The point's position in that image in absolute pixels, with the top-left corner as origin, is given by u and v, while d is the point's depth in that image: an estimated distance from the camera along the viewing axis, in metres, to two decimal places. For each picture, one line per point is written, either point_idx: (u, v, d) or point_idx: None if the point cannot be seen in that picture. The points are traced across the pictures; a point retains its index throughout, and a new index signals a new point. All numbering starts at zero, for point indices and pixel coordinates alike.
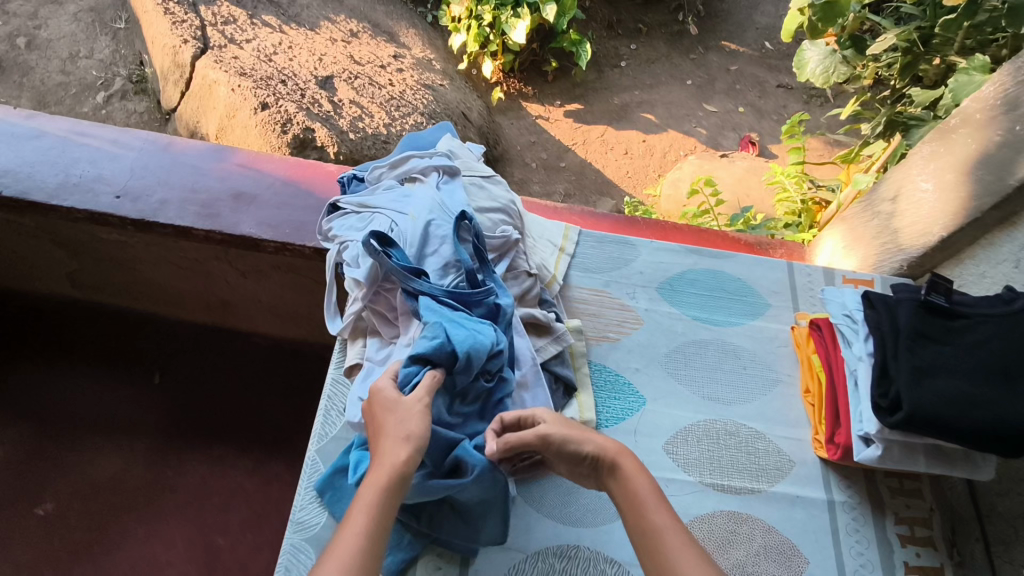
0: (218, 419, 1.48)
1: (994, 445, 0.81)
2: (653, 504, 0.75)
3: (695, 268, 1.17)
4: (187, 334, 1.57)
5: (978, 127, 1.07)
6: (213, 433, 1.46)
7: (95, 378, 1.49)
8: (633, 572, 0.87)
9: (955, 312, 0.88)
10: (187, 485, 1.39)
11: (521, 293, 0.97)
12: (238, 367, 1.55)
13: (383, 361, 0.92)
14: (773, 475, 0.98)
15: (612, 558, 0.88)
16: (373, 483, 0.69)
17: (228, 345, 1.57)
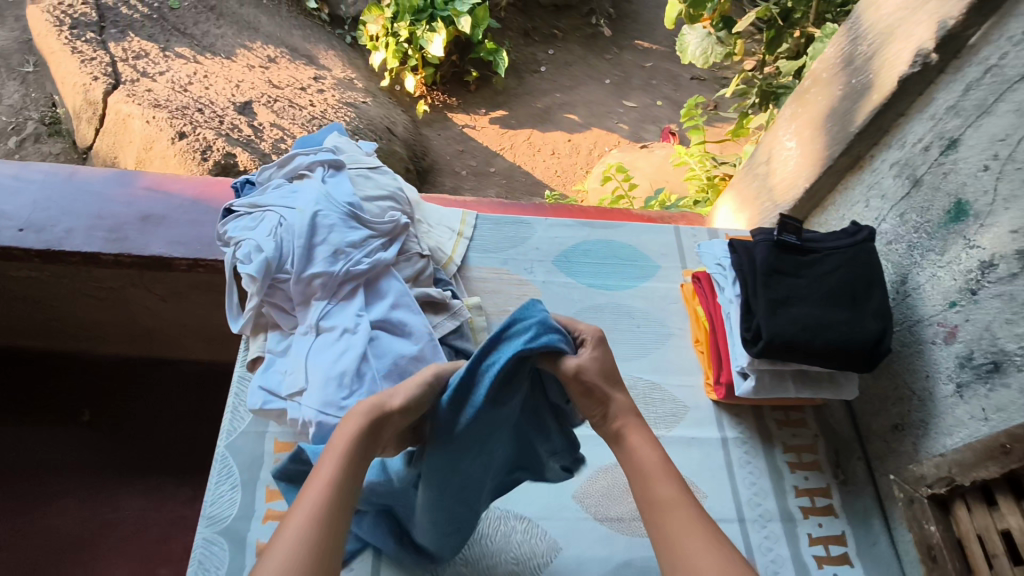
0: (150, 447, 1.45)
1: (846, 361, 0.90)
2: (662, 473, 0.71)
3: (589, 240, 1.25)
4: (113, 368, 1.53)
5: (825, 84, 1.16)
6: (145, 463, 1.42)
7: (14, 423, 1.42)
8: (540, 526, 0.93)
9: (807, 248, 0.96)
10: (122, 520, 1.34)
11: (414, 274, 1.03)
12: (169, 395, 1.52)
13: (284, 352, 0.95)
14: (670, 421, 1.05)
15: (521, 515, 0.94)
16: (345, 435, 0.67)
17: (156, 375, 1.54)
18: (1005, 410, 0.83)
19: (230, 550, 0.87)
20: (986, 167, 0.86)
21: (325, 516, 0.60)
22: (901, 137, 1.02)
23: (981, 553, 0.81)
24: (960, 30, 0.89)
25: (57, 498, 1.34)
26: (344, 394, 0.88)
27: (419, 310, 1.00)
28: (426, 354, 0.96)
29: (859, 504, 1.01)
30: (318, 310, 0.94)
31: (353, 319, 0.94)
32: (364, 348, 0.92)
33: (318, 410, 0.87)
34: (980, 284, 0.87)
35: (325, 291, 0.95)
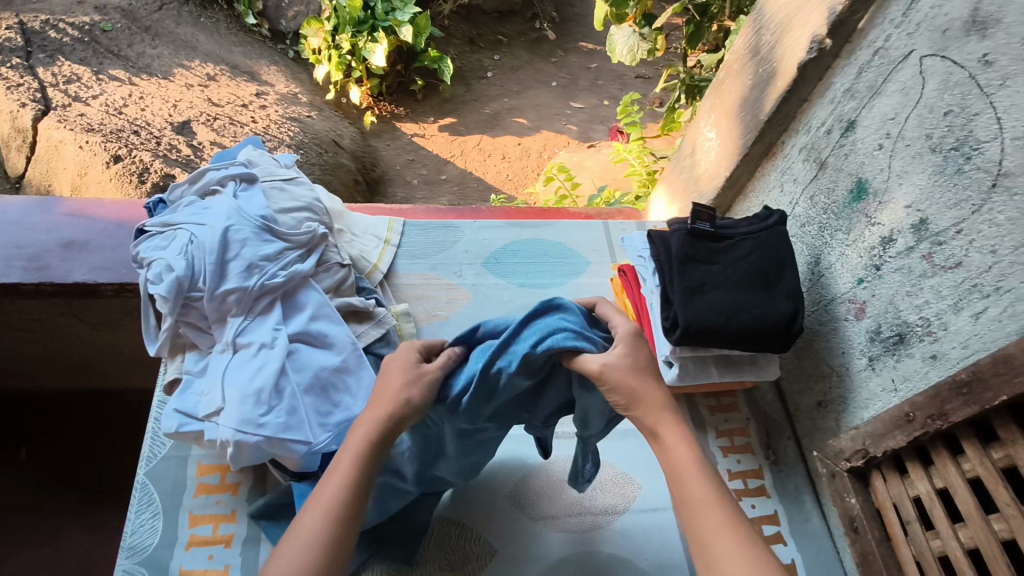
0: (96, 482, 1.38)
1: (763, 341, 0.92)
2: (694, 473, 0.65)
3: (517, 240, 1.26)
4: (48, 404, 1.45)
5: (737, 74, 1.17)
6: (92, 500, 1.36)
7: None
8: (473, 529, 0.92)
9: (720, 235, 0.98)
10: (67, 562, 1.28)
11: (335, 284, 1.04)
12: (110, 427, 1.45)
13: (202, 372, 0.92)
14: None
15: (454, 520, 0.93)
16: (361, 430, 0.67)
17: (93, 406, 1.47)
18: (911, 380, 0.85)
19: None
20: (880, 146, 0.89)
21: (339, 518, 0.62)
22: (807, 122, 1.05)
23: (897, 521, 0.84)
24: (847, 15, 0.91)
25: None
26: (263, 410, 0.85)
27: (341, 320, 1.00)
28: (349, 364, 0.96)
29: (791, 482, 1.03)
30: (234, 326, 0.92)
31: (271, 334, 0.92)
32: (281, 362, 0.90)
33: (235, 428, 0.84)
34: (883, 260, 0.90)
35: (241, 307, 0.93)
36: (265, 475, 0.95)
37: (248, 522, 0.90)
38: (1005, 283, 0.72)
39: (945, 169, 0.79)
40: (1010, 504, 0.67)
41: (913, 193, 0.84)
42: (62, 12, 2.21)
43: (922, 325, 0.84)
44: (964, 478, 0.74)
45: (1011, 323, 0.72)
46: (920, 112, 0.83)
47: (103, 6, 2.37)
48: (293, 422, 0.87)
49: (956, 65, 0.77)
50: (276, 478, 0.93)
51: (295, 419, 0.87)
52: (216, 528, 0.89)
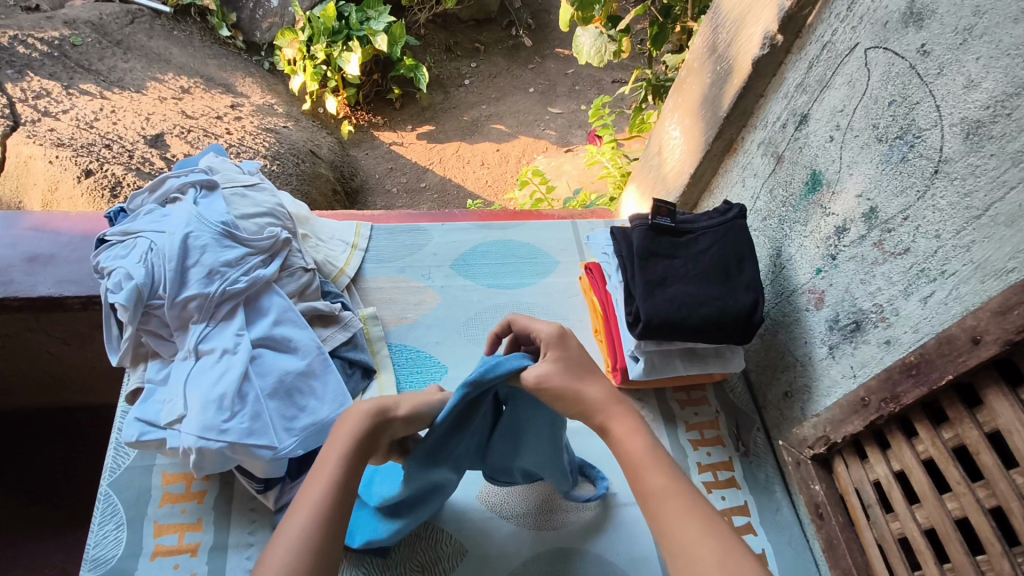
0: (72, 498, 1.36)
1: (724, 332, 0.93)
2: (648, 462, 0.66)
3: (486, 241, 1.27)
4: (22, 422, 1.42)
5: (697, 72, 1.17)
6: (67, 518, 1.33)
7: None
8: (445, 529, 0.92)
9: (681, 230, 1.00)
10: None
11: (300, 288, 1.04)
12: (87, 442, 1.43)
13: (164, 380, 0.91)
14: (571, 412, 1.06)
15: (426, 521, 0.92)
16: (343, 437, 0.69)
17: (71, 423, 1.45)
18: (867, 366, 0.87)
19: None
20: (831, 138, 0.92)
21: (327, 517, 0.62)
22: (764, 117, 1.07)
23: (858, 505, 0.85)
24: (795, 11, 0.92)
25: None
26: (225, 416, 0.85)
27: (306, 324, 1.00)
28: (315, 368, 0.95)
29: (761, 473, 1.04)
30: (195, 333, 0.92)
31: (232, 340, 0.92)
32: (244, 367, 0.89)
33: (196, 435, 0.83)
34: (838, 250, 0.92)
35: (202, 314, 0.93)
36: (232, 482, 0.94)
37: (214, 529, 0.89)
38: (949, 268, 0.74)
39: (891, 158, 0.82)
40: (961, 482, 0.69)
41: (863, 182, 0.87)
42: (32, 28, 2.20)
43: (876, 311, 0.85)
44: (918, 459, 0.75)
45: (956, 305, 0.74)
46: (866, 103, 0.85)
47: (73, 21, 2.35)
48: (256, 427, 0.86)
49: (897, 56, 0.80)
50: (243, 485, 0.92)
51: (259, 424, 0.86)
52: (181, 537, 0.88)
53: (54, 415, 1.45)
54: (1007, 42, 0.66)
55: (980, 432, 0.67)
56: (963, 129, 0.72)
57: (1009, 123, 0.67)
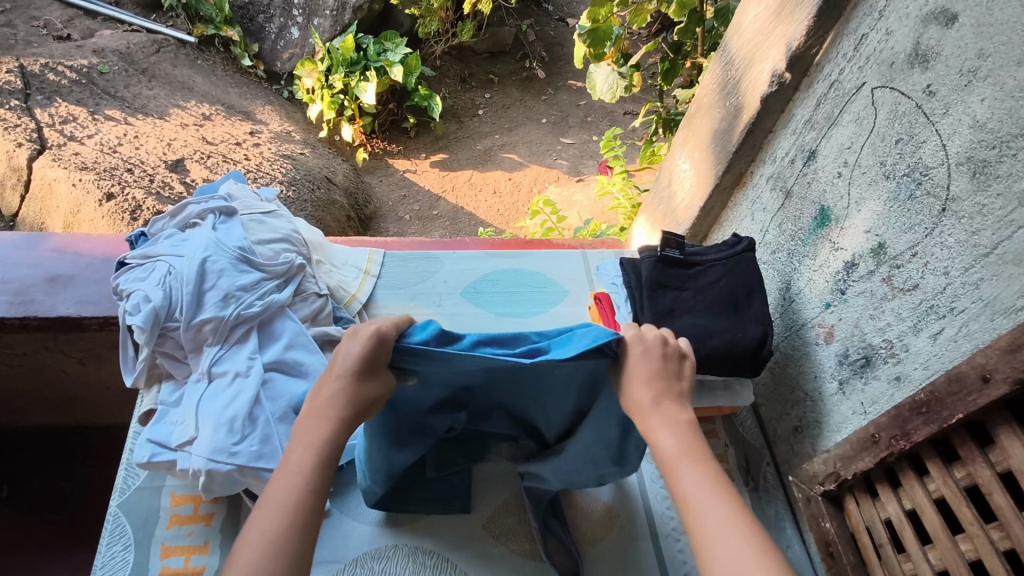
0: (80, 519, 1.35)
1: (733, 365, 0.93)
2: (680, 462, 0.63)
3: (496, 270, 1.28)
4: (35, 442, 1.44)
5: (707, 107, 1.20)
6: (74, 539, 1.33)
7: None
8: (451, 559, 0.91)
9: (690, 261, 1.01)
10: None
11: (312, 313, 1.06)
12: (97, 463, 1.43)
13: (177, 402, 0.93)
14: None
15: (430, 549, 0.92)
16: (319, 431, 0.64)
17: (84, 443, 1.46)
18: (878, 403, 0.87)
19: None
20: (839, 174, 0.93)
21: (299, 521, 0.59)
22: (772, 152, 1.09)
23: (870, 544, 0.83)
24: (802, 51, 0.94)
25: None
26: (235, 438, 0.86)
27: (317, 348, 1.01)
28: None
29: (770, 509, 1.04)
30: (209, 355, 0.93)
31: (246, 363, 0.94)
32: (255, 390, 0.91)
33: (207, 457, 0.84)
34: (847, 284, 0.92)
35: (216, 336, 0.95)
36: (239, 505, 0.94)
37: (220, 553, 0.89)
38: (958, 304, 0.75)
39: (900, 195, 0.83)
40: (975, 523, 0.68)
41: (872, 219, 0.87)
42: (62, 56, 2.27)
43: (886, 346, 0.85)
44: (931, 498, 0.74)
45: (966, 342, 0.74)
46: (873, 141, 0.87)
47: (102, 50, 2.43)
48: (264, 450, 0.87)
49: (904, 96, 0.81)
50: (250, 509, 0.93)
51: (268, 447, 0.87)
52: (188, 559, 0.88)
53: (66, 435, 1.46)
54: (1011, 84, 0.67)
55: (992, 472, 0.66)
56: (970, 168, 0.73)
57: (1015, 162, 0.67)
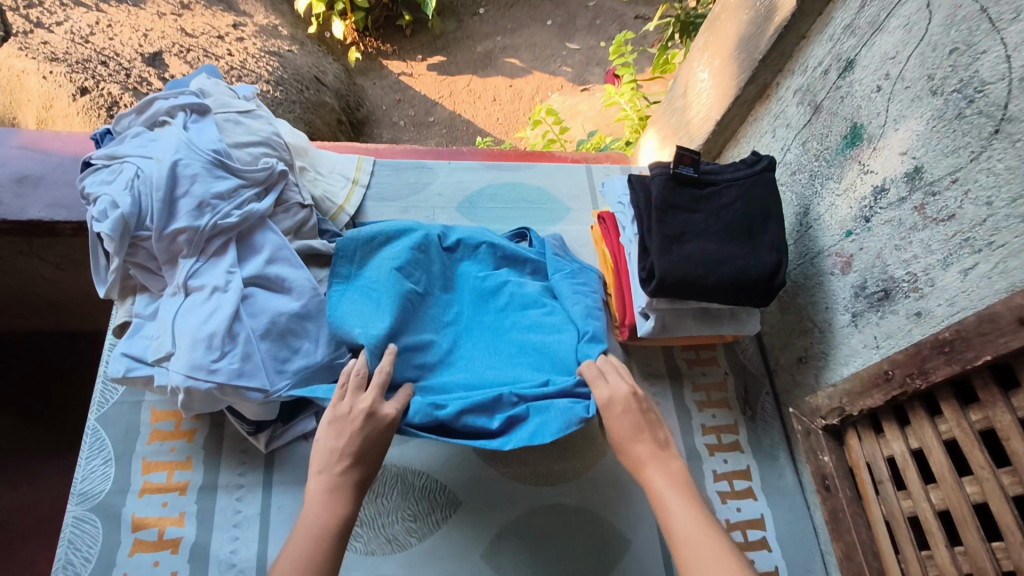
0: (73, 423, 1.35)
1: (743, 295, 0.88)
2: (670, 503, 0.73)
3: (495, 183, 1.19)
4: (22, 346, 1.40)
5: (733, 8, 1.07)
6: (69, 443, 1.33)
7: None
8: (440, 480, 0.91)
9: (703, 181, 0.93)
10: (43, 500, 1.26)
11: (296, 225, 0.99)
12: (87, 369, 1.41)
13: (153, 316, 0.88)
14: None
15: (420, 470, 0.91)
16: (329, 496, 0.72)
17: (71, 349, 1.42)
18: (893, 337, 0.82)
19: (104, 527, 0.82)
20: (878, 88, 0.84)
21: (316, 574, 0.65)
22: (804, 62, 0.98)
23: (868, 479, 0.82)
24: None
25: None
26: (214, 356, 0.81)
27: (301, 263, 0.94)
28: (311, 310, 0.92)
29: (766, 438, 1.03)
30: (184, 268, 0.87)
31: (224, 277, 0.87)
32: (235, 306, 0.85)
33: (185, 374, 0.80)
34: (873, 211, 0.85)
35: (191, 248, 0.88)
36: (222, 423, 0.91)
37: (204, 469, 0.88)
38: (998, 238, 0.68)
39: (946, 114, 0.74)
40: (985, 467, 0.65)
41: (910, 139, 0.79)
42: None
43: (909, 280, 0.80)
44: (941, 439, 0.71)
45: (1001, 279, 0.68)
46: (923, 50, 0.77)
47: None
48: (246, 367, 0.83)
49: None
50: (235, 426, 0.90)
51: (250, 365, 0.84)
52: (170, 475, 0.87)
53: (51, 340, 1.42)
54: None
55: (1013, 417, 0.63)
56: None
57: None
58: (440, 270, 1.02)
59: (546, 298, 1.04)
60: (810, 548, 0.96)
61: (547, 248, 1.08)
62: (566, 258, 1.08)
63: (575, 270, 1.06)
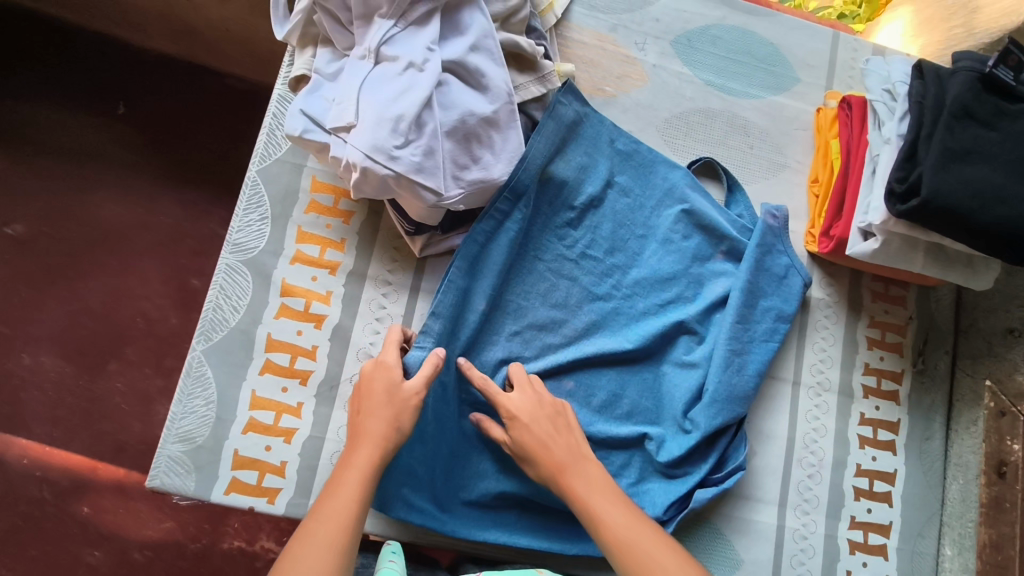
0: (195, 160, 1.32)
1: (1008, 247, 0.73)
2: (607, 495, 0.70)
3: (724, 23, 0.99)
4: (153, 65, 1.34)
5: None
6: (187, 175, 1.32)
7: (56, 106, 1.29)
8: (579, 368, 0.85)
9: (1016, 94, 0.74)
10: (159, 226, 1.28)
11: (506, 13, 0.82)
12: (210, 108, 1.34)
13: (334, 77, 0.79)
14: (772, 277, 0.88)
15: (561, 345, 0.86)
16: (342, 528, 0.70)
17: (197, 84, 1.35)
18: None
19: (254, 283, 0.81)
20: None
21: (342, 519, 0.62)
22: None
23: None
24: None
25: (99, 194, 1.28)
26: (399, 142, 0.73)
27: (503, 61, 0.81)
28: (501, 119, 0.80)
29: (927, 397, 0.94)
30: (381, 31, 0.76)
31: (422, 53, 0.76)
32: (430, 92, 0.75)
33: (365, 153, 0.72)
34: None
35: (392, 8, 0.76)
36: (380, 213, 0.86)
37: (356, 256, 0.84)
38: None
39: None
40: None
41: None
42: None
43: None
44: None
45: None
46: None
47: None
48: (426, 164, 0.75)
49: None
50: (393, 221, 0.84)
51: (430, 163, 0.75)
52: (323, 251, 0.83)
53: (183, 69, 1.35)
54: None
55: None
56: None
57: None
58: (611, 229, 0.90)
59: (719, 303, 0.89)
60: (930, 516, 0.90)
61: (759, 228, 0.89)
62: (774, 242, 0.89)
63: (773, 280, 0.88)
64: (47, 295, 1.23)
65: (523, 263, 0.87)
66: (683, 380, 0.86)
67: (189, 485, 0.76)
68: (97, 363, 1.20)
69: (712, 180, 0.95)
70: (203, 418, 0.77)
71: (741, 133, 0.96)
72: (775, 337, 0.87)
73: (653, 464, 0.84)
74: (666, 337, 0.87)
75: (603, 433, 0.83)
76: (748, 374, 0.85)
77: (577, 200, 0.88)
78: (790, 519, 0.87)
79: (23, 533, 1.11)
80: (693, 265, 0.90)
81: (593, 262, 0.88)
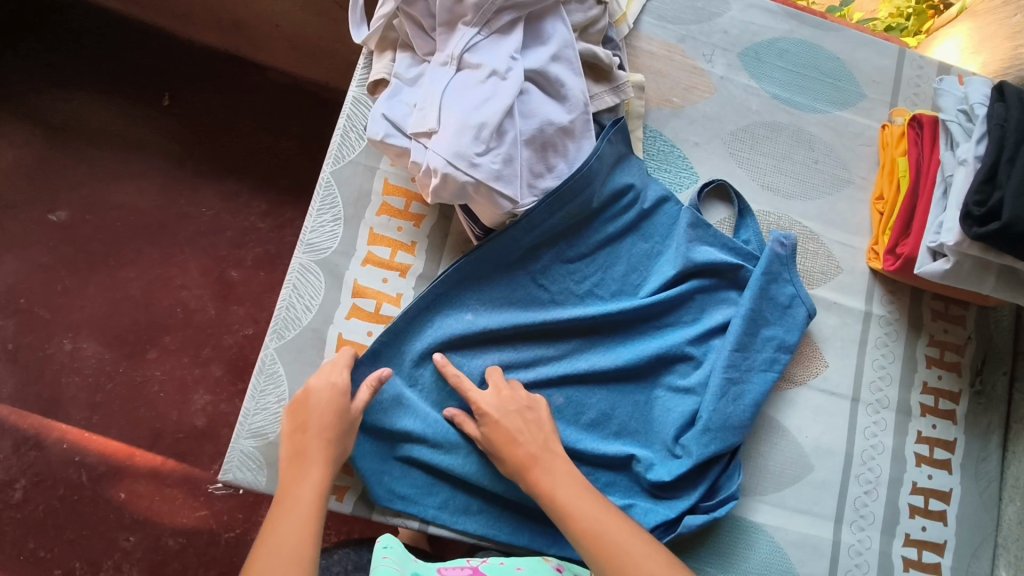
0: (237, 152, 1.32)
1: None
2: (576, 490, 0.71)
3: (792, 37, 0.99)
4: (199, 57, 1.34)
5: None
6: (229, 167, 1.31)
7: (103, 95, 1.30)
8: (572, 384, 0.82)
9: None
10: (201, 216, 1.28)
11: (585, 24, 0.83)
12: (254, 101, 1.34)
13: (414, 82, 0.80)
14: (815, 278, 0.93)
15: (554, 360, 0.83)
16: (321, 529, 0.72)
17: (242, 76, 1.35)
18: None
19: (326, 283, 0.82)
20: None
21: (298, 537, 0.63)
22: None
23: None
24: None
25: (143, 183, 1.28)
26: (480, 149, 0.73)
27: (581, 71, 0.82)
28: (577, 129, 0.81)
29: (984, 418, 0.94)
30: (464, 38, 0.77)
31: (505, 62, 0.77)
32: (512, 101, 0.75)
33: (446, 160, 0.73)
34: None
35: (477, 16, 0.77)
36: (450, 217, 0.87)
37: (426, 260, 0.85)
38: None
39: None
40: None
41: None
42: None
43: None
44: None
45: None
46: None
47: None
48: (504, 172, 0.75)
49: None
50: (463, 224, 0.85)
51: (508, 171, 0.75)
52: (393, 254, 0.84)
53: (229, 62, 1.35)
54: None
55: None
56: None
57: None
58: (623, 271, 0.87)
59: (718, 329, 0.85)
60: (984, 537, 0.91)
61: (765, 255, 0.86)
62: (781, 270, 0.86)
63: (777, 309, 0.85)
64: (88, 281, 1.22)
65: (523, 273, 0.84)
66: (676, 405, 0.83)
67: (260, 480, 0.77)
68: (136, 350, 1.19)
69: (722, 203, 0.92)
70: (274, 415, 0.78)
71: (805, 148, 0.96)
72: (774, 368, 0.84)
73: (638, 484, 0.82)
74: (664, 359, 0.84)
75: (591, 451, 0.81)
76: (744, 404, 0.81)
77: (586, 214, 0.85)
78: (846, 534, 0.87)
79: (60, 516, 1.10)
80: (700, 288, 0.86)
81: (594, 277, 0.85)
